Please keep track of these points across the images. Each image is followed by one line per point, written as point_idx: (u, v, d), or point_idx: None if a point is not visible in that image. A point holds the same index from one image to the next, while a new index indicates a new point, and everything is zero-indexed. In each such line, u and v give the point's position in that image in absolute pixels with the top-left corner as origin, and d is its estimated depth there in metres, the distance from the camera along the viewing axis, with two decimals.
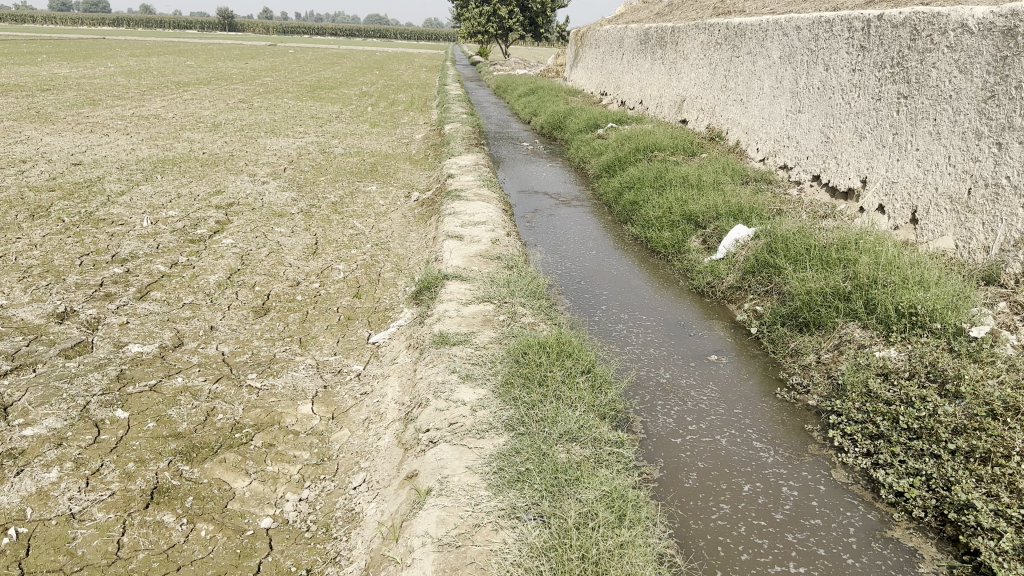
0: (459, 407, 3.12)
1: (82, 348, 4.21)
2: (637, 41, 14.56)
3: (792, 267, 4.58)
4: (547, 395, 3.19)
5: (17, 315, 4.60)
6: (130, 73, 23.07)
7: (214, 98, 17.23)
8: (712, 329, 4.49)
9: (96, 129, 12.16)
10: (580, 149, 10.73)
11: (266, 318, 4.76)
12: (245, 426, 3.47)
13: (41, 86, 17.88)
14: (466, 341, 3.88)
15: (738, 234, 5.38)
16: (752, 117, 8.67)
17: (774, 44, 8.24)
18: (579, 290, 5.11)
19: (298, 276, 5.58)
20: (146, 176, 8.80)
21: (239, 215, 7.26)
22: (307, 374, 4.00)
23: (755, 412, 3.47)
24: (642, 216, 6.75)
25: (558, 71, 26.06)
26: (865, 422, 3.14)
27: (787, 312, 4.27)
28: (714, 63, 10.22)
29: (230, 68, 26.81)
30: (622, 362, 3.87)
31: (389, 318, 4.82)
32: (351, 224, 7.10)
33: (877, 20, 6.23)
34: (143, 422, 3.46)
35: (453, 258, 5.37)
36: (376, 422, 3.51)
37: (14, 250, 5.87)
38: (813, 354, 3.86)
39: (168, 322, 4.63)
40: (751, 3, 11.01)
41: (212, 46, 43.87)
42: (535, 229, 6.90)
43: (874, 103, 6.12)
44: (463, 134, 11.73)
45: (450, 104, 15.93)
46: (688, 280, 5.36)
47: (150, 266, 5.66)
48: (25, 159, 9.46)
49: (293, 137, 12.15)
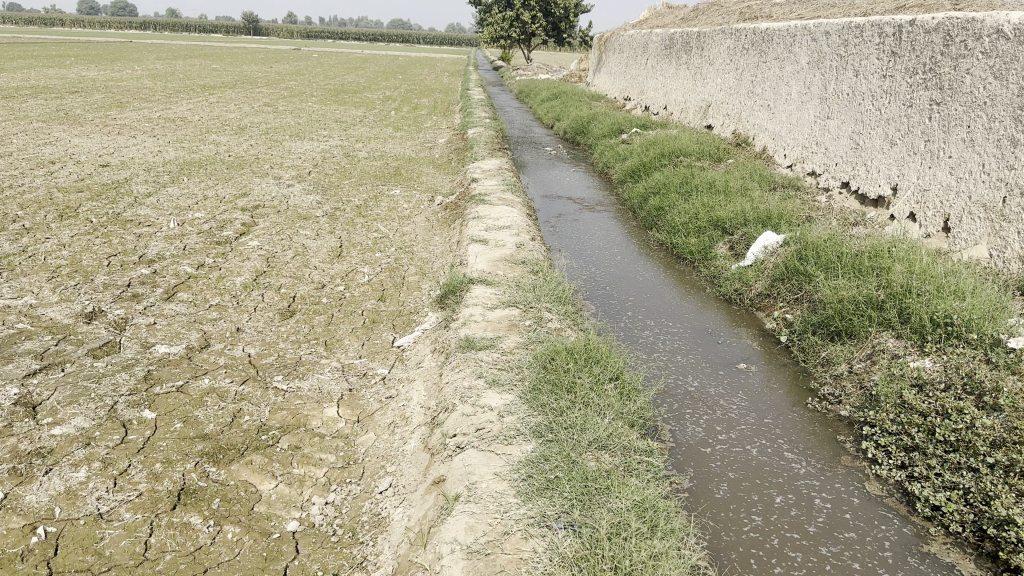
0: (486, 412, 3.10)
1: (110, 349, 4.23)
2: (662, 47, 14.51)
3: (823, 274, 4.52)
4: (575, 401, 3.16)
5: (46, 315, 4.64)
6: (156, 76, 23.33)
7: (239, 102, 17.37)
8: (740, 337, 4.44)
9: (124, 131, 12.29)
10: (604, 153, 10.70)
11: (292, 320, 4.77)
12: (271, 429, 3.46)
13: (70, 88, 18.13)
14: (492, 346, 3.85)
15: (767, 241, 5.33)
16: (780, 123, 8.60)
17: (802, 50, 8.18)
18: (604, 295, 5.08)
19: (323, 279, 5.59)
20: (173, 178, 8.87)
21: (265, 218, 7.29)
22: (333, 377, 4.00)
23: (786, 422, 3.42)
24: (668, 222, 6.70)
25: (581, 76, 26.03)
26: (900, 434, 3.09)
27: (818, 321, 4.21)
28: (740, 68, 10.15)
29: (255, 72, 27.00)
30: (650, 369, 3.83)
31: (414, 322, 4.81)
32: (375, 228, 7.11)
33: (910, 25, 6.16)
34: (169, 423, 3.47)
35: (478, 262, 5.36)
36: (401, 425, 3.49)
37: (43, 250, 5.92)
38: (845, 363, 3.80)
39: (195, 324, 4.64)
40: (779, 9, 10.92)
41: (238, 51, 44.24)
42: (559, 234, 6.88)
43: (905, 109, 6.04)
44: (487, 138, 11.73)
45: (473, 109, 15.95)
46: (715, 287, 5.31)
47: (177, 267, 5.69)
48: (54, 160, 9.57)
49: (318, 140, 12.21)
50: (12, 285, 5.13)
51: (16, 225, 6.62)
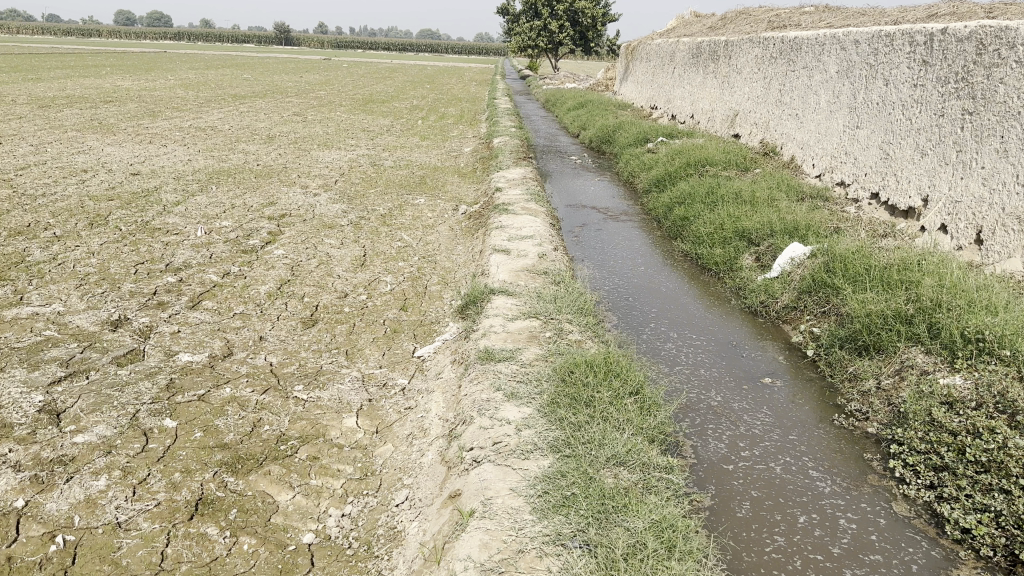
0: (504, 426, 3.07)
1: (134, 357, 4.26)
2: (689, 55, 14.43)
3: (850, 287, 4.44)
4: (595, 415, 3.11)
5: (73, 322, 4.69)
6: (189, 86, 23.67)
7: (269, 111, 17.57)
8: (765, 350, 4.37)
9: (155, 140, 12.46)
10: (630, 162, 10.64)
11: (314, 329, 4.78)
12: (290, 438, 3.46)
13: (104, 98, 18.46)
14: (512, 358, 3.82)
15: (794, 252, 5.25)
16: (808, 132, 8.50)
17: (831, 59, 8.08)
18: (627, 307, 5.03)
19: (345, 288, 5.60)
20: (201, 187, 8.96)
21: (290, 226, 7.34)
22: (352, 387, 3.99)
23: (811, 439, 3.36)
24: (693, 232, 6.63)
25: (608, 85, 25.99)
26: (929, 453, 3.01)
27: (845, 335, 4.13)
28: (768, 77, 10.05)
29: (286, 82, 27.28)
30: (672, 383, 3.78)
31: (435, 332, 4.79)
32: (399, 237, 7.12)
33: (941, 34, 6.06)
34: (190, 432, 3.48)
35: (500, 272, 5.34)
36: (419, 437, 3.47)
37: (72, 257, 6.00)
38: (873, 379, 3.72)
39: (218, 332, 4.67)
40: (808, 17, 10.82)
41: (268, 61, 44.74)
42: (582, 244, 6.84)
43: (937, 119, 5.94)
44: (512, 148, 11.73)
45: (499, 118, 15.97)
46: (740, 299, 5.24)
47: (202, 275, 5.73)
48: (86, 169, 9.72)
49: (345, 149, 12.28)
50: (41, 292, 5.19)
51: (47, 232, 6.73)
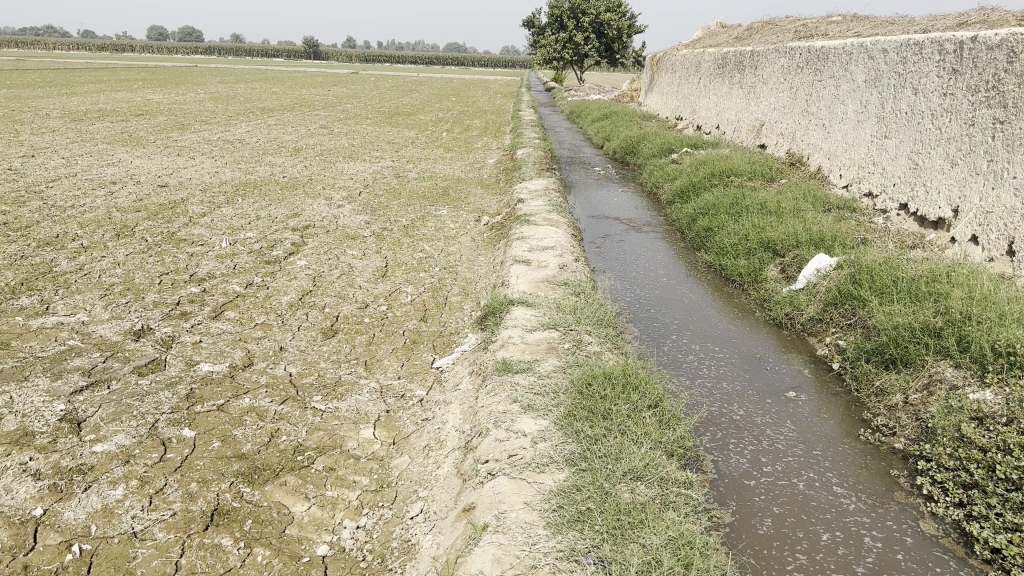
0: (520, 438, 3.03)
1: (155, 366, 4.28)
2: (714, 66, 14.36)
3: (877, 299, 4.35)
4: (612, 428, 3.06)
5: (96, 332, 4.73)
6: (218, 99, 23.99)
7: (296, 123, 17.74)
8: (790, 363, 4.29)
9: (183, 152, 12.61)
10: (654, 173, 10.58)
11: (334, 340, 4.77)
12: (307, 449, 3.45)
13: (135, 111, 18.75)
14: (530, 369, 3.78)
15: (819, 263, 5.16)
16: (835, 142, 8.39)
17: (859, 68, 7.99)
18: (648, 318, 4.97)
19: (366, 299, 5.61)
20: (227, 199, 9.05)
21: (313, 237, 7.37)
22: (370, 398, 3.97)
23: (836, 455, 3.28)
24: (717, 243, 6.56)
25: (633, 96, 25.96)
26: (958, 470, 2.93)
27: (872, 348, 4.04)
28: (795, 87, 9.96)
29: (313, 95, 27.56)
30: (693, 396, 3.72)
31: (454, 343, 4.77)
32: (420, 247, 7.13)
33: (971, 42, 5.97)
34: (208, 442, 3.48)
35: (520, 283, 5.31)
36: (436, 449, 3.44)
37: (98, 268, 6.07)
38: (900, 393, 3.63)
39: (239, 342, 4.68)
40: (834, 26, 10.72)
41: (297, 74, 45.23)
42: (605, 254, 6.79)
43: (967, 128, 5.84)
44: (536, 159, 11.72)
45: (524, 130, 16.00)
46: (765, 311, 5.16)
47: (225, 286, 5.77)
48: (116, 181, 9.85)
49: (370, 161, 12.36)
50: (66, 302, 5.25)
51: (75, 243, 6.81)
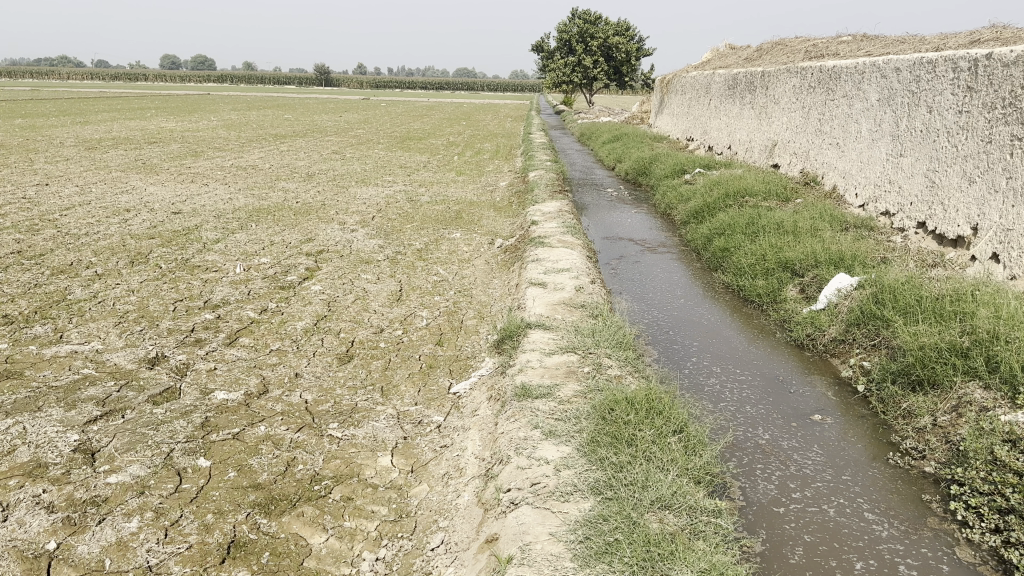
0: (542, 466, 2.97)
1: (170, 395, 4.24)
2: (725, 87, 14.35)
3: (901, 319, 4.27)
4: (637, 454, 2.99)
5: (111, 360, 4.70)
6: (231, 126, 24.18)
7: (308, 149, 17.83)
8: (813, 385, 4.21)
9: (197, 179, 12.66)
10: (667, 194, 10.53)
11: (349, 365, 4.73)
12: (325, 478, 3.39)
13: (149, 139, 18.90)
14: (549, 395, 3.72)
15: (840, 283, 5.09)
16: (850, 161, 8.33)
17: (872, 87, 7.94)
18: (667, 341, 4.90)
19: (381, 323, 5.57)
20: (241, 225, 9.05)
21: (327, 262, 7.35)
22: (388, 425, 3.91)
23: (866, 480, 3.20)
24: (734, 264, 6.49)
25: (643, 118, 26.01)
26: (992, 494, 2.84)
27: (897, 369, 3.95)
28: (807, 106, 9.92)
29: (325, 121, 27.79)
30: (717, 421, 3.64)
31: (471, 367, 4.71)
32: (435, 271, 7.09)
33: (986, 59, 5.93)
34: (224, 472, 3.43)
35: (536, 306, 5.26)
36: (456, 477, 3.37)
37: (112, 295, 6.07)
38: (929, 416, 3.55)
39: (254, 369, 4.64)
40: (845, 46, 10.69)
41: (308, 101, 45.52)
42: (620, 276, 6.74)
43: (984, 146, 5.78)
44: (548, 181, 11.70)
45: (535, 152, 16.01)
46: (785, 332, 5.08)
47: (240, 312, 5.74)
48: (129, 208, 9.88)
49: (382, 186, 12.37)
50: (80, 330, 5.23)
51: (89, 271, 6.82)
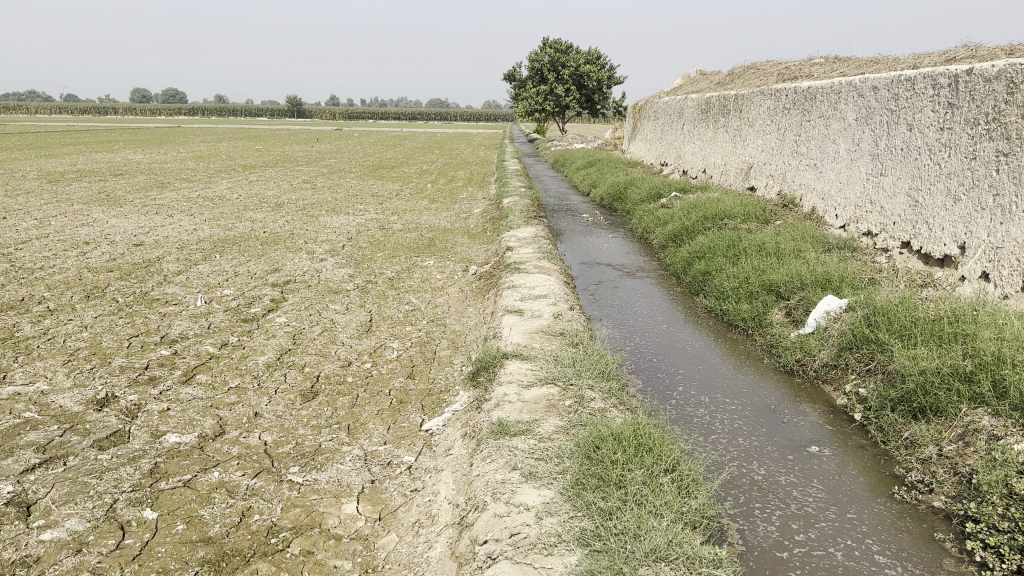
0: (522, 513, 2.69)
1: (118, 439, 3.91)
2: (698, 112, 14.28)
3: (898, 342, 4.05)
4: (626, 498, 2.71)
5: (56, 402, 4.36)
6: (199, 157, 23.81)
7: (277, 179, 17.51)
8: (806, 414, 3.98)
9: (162, 211, 12.30)
10: (643, 218, 10.35)
11: (314, 403, 4.42)
12: (283, 530, 3.08)
13: (114, 171, 18.44)
14: (528, 431, 3.45)
15: (828, 305, 4.87)
16: (829, 181, 8.21)
17: (849, 106, 7.84)
18: (652, 369, 4.66)
19: (350, 356, 5.27)
20: (205, 256, 8.72)
21: (295, 292, 7.05)
22: (354, 468, 3.61)
23: (873, 517, 2.96)
24: (716, 287, 6.28)
25: (616, 144, 26.00)
26: (1013, 531, 2.60)
27: (897, 396, 3.73)
28: (783, 128, 9.81)
29: (294, 151, 27.61)
30: (709, 455, 3.38)
31: (444, 402, 4.42)
32: (407, 300, 6.82)
33: (967, 75, 5.82)
34: (171, 525, 3.11)
35: (512, 335, 5.00)
36: (427, 526, 3.08)
37: (64, 332, 5.72)
38: (933, 446, 3.32)
39: (211, 409, 4.31)
40: (819, 68, 10.63)
41: (279, 131, 44.92)
42: (600, 302, 6.51)
43: (969, 162, 5.65)
44: (522, 207, 11.49)
45: (509, 179, 15.83)
46: (773, 358, 4.86)
47: (199, 348, 5.42)
48: (89, 241, 9.51)
49: (353, 214, 12.09)
50: (26, 370, 4.88)
51: (41, 306, 6.46)
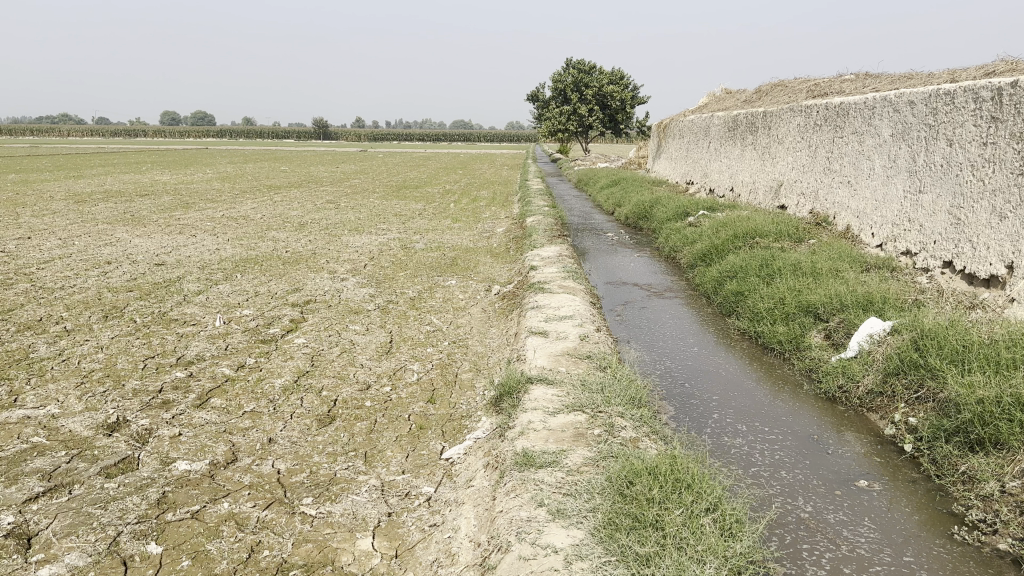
0: (550, 556, 2.48)
1: (126, 466, 3.74)
2: (725, 129, 14.06)
3: (950, 368, 3.80)
4: (665, 543, 2.50)
5: (65, 427, 4.20)
6: (225, 178, 23.95)
7: (301, 199, 17.51)
8: (851, 445, 3.72)
9: (185, 230, 12.27)
10: (670, 237, 10.12)
11: (331, 428, 4.23)
12: (293, 567, 2.89)
13: (140, 192, 18.54)
14: (555, 463, 3.24)
15: (872, 328, 4.63)
16: (864, 199, 7.94)
17: (884, 122, 7.59)
18: (685, 395, 4.42)
19: (369, 378, 5.09)
20: (226, 275, 8.61)
21: (314, 313, 6.90)
22: (370, 499, 3.41)
23: (932, 561, 2.70)
24: (750, 308, 6.05)
25: (641, 162, 25.78)
26: None
27: (952, 427, 3.47)
28: (815, 145, 9.55)
29: (318, 172, 27.70)
30: (750, 491, 3.15)
31: (466, 429, 4.22)
32: (428, 321, 6.64)
33: (1011, 87, 5.56)
34: (176, 560, 2.93)
35: (537, 357, 4.79)
36: (446, 565, 2.87)
37: (79, 353, 5.59)
38: (994, 481, 3.06)
39: (224, 435, 4.14)
40: (851, 83, 10.38)
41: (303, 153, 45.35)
42: (627, 323, 6.28)
43: (1015, 178, 5.38)
44: (546, 226, 11.31)
45: (533, 199, 15.65)
46: (813, 383, 4.62)
47: (214, 370, 5.26)
48: (110, 261, 9.45)
49: (375, 234, 11.97)
50: (38, 392, 4.75)
51: (58, 326, 6.36)
